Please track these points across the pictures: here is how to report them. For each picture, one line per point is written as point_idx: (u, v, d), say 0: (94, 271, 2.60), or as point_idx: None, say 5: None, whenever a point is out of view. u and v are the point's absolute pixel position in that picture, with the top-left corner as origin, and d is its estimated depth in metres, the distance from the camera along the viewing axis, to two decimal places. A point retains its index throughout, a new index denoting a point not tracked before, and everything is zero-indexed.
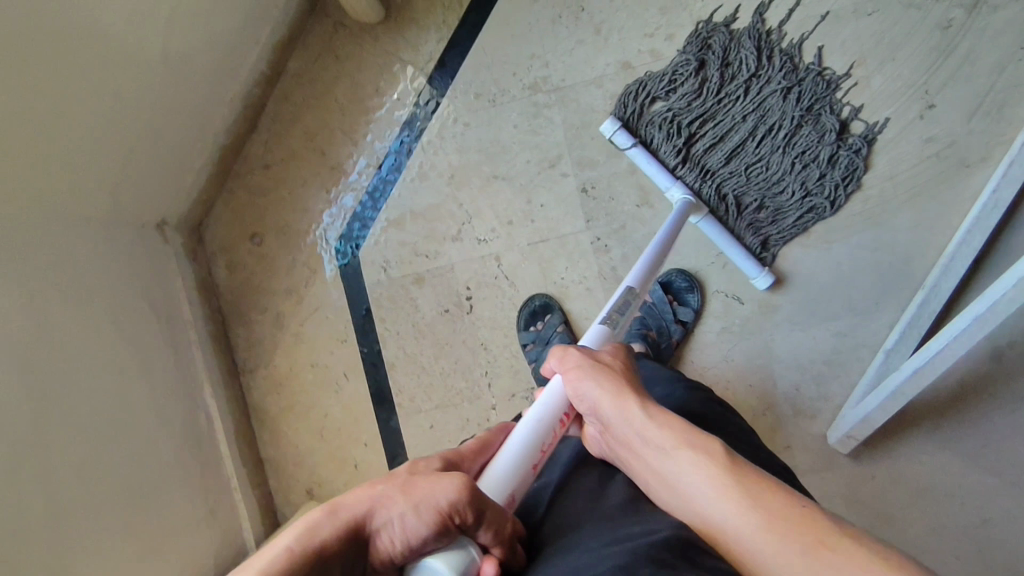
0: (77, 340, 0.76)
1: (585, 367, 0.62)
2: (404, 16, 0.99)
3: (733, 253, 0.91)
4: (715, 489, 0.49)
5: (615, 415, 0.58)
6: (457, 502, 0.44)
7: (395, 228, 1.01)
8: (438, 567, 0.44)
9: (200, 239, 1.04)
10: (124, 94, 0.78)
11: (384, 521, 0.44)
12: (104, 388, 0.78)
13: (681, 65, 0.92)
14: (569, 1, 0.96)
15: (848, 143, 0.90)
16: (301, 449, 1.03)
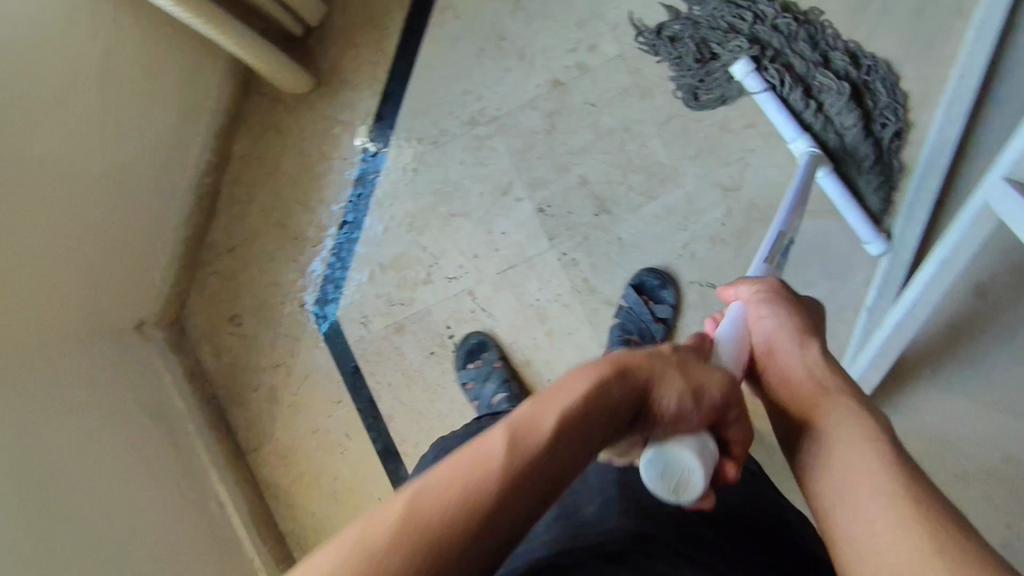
0: (69, 458, 0.76)
1: (774, 297, 0.54)
2: (334, 79, 1.02)
3: (851, 217, 0.86)
4: (881, 474, 0.42)
5: (796, 357, 0.51)
6: (730, 395, 0.44)
7: (367, 282, 1.02)
8: (686, 458, 0.41)
9: (181, 331, 1.06)
10: (70, 208, 0.81)
11: (665, 388, 0.42)
12: (104, 498, 0.78)
13: (681, 50, 0.92)
14: (488, 33, 0.98)
15: (873, 69, 0.89)
16: (318, 517, 1.03)
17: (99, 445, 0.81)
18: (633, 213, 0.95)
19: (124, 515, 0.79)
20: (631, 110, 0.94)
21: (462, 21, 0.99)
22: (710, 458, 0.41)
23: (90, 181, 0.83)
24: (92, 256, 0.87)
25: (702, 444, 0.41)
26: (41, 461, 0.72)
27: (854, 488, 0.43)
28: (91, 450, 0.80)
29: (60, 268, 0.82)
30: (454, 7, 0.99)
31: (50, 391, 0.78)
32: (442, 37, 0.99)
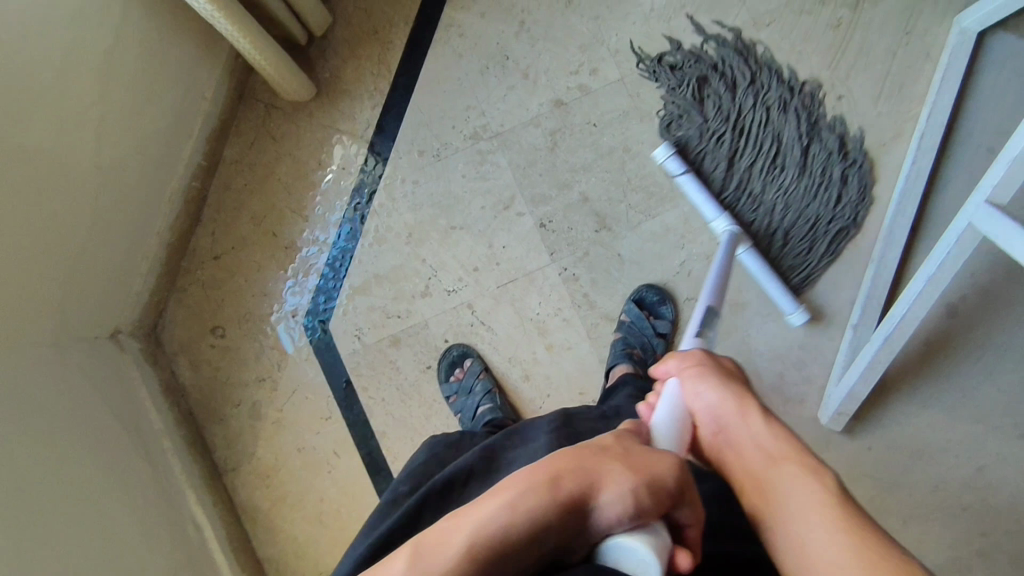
0: (40, 485, 0.69)
1: (704, 369, 0.64)
2: (334, 89, 1.01)
3: (773, 289, 0.92)
4: (816, 506, 0.51)
5: (736, 421, 0.60)
6: (670, 482, 0.44)
7: (361, 294, 1.00)
8: (636, 545, 0.39)
9: (158, 341, 1.00)
10: (57, 209, 0.76)
11: (602, 493, 0.43)
12: (77, 530, 0.71)
13: (678, 85, 0.97)
14: (492, 51, 0.99)
15: (852, 162, 0.96)
16: (302, 540, 0.98)
17: (70, 471, 0.74)
18: (631, 232, 0.97)
19: (99, 547, 0.72)
20: (631, 133, 0.98)
21: (466, 39, 1.00)
22: (663, 546, 0.40)
23: (83, 181, 0.78)
24: (74, 261, 0.81)
25: (654, 533, 0.40)
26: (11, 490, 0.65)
27: (802, 523, 0.50)
28: (60, 477, 0.72)
29: (36, 276, 0.75)
30: (458, 24, 1.00)
31: (21, 410, 0.71)
32: (446, 53, 1.00)
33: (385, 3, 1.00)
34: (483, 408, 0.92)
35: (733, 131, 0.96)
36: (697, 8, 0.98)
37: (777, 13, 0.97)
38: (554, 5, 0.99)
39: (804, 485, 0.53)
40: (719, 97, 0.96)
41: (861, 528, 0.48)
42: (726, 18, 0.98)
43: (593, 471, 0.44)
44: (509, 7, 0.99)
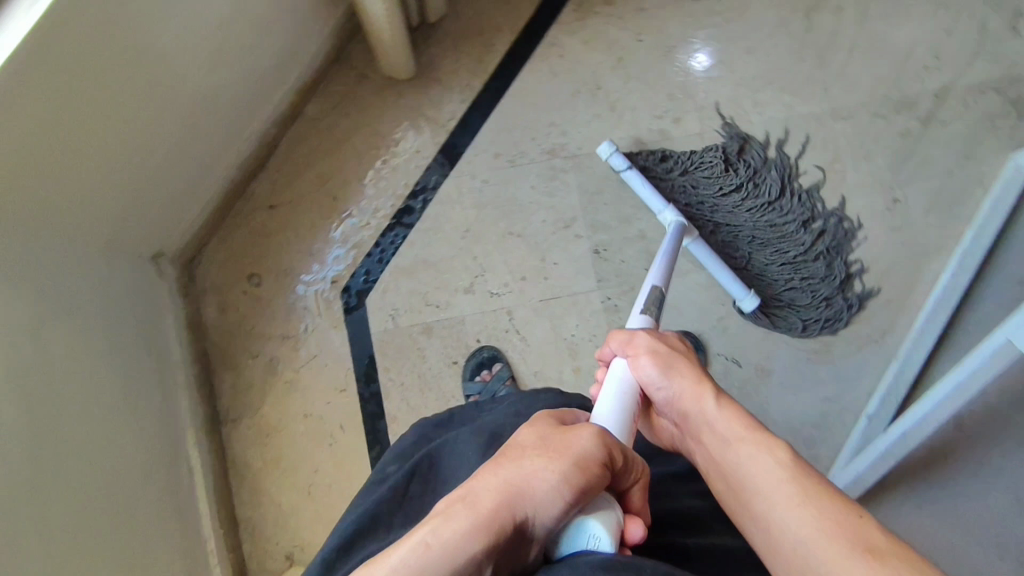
0: (54, 384, 0.66)
1: (658, 354, 0.63)
2: (428, 75, 1.03)
3: (724, 276, 0.95)
4: (770, 480, 0.50)
5: (692, 406, 0.59)
6: (596, 455, 0.45)
7: (405, 275, 1.00)
8: (597, 525, 0.43)
9: (191, 275, 0.98)
10: (151, 120, 0.75)
11: (532, 495, 0.41)
12: (80, 439, 0.67)
13: (720, 154, 1.00)
14: (586, 79, 1.03)
15: (848, 299, 0.99)
16: (285, 508, 0.95)
17: (85, 379, 0.71)
18: (678, 277, 1.01)
19: (94, 463, 0.69)
20: None
21: (565, 61, 1.04)
22: (612, 520, 0.44)
23: (181, 102, 0.78)
24: (147, 176, 0.80)
25: (607, 515, 0.44)
26: (24, 381, 0.62)
27: (761, 499, 0.50)
28: (80, 384, 0.70)
29: (109, 174, 0.74)
30: (559, 46, 1.04)
31: (51, 303, 0.68)
32: (543, 69, 1.03)
33: (496, 12, 1.05)
34: None
35: (717, 196, 0.99)
36: (782, 87, 1.04)
37: (853, 109, 1.04)
38: (654, 52, 1.04)
39: (757, 460, 0.52)
40: (724, 171, 1.00)
41: (816, 496, 0.48)
42: (806, 102, 1.04)
43: (510, 478, 0.42)
44: (611, 43, 1.04)
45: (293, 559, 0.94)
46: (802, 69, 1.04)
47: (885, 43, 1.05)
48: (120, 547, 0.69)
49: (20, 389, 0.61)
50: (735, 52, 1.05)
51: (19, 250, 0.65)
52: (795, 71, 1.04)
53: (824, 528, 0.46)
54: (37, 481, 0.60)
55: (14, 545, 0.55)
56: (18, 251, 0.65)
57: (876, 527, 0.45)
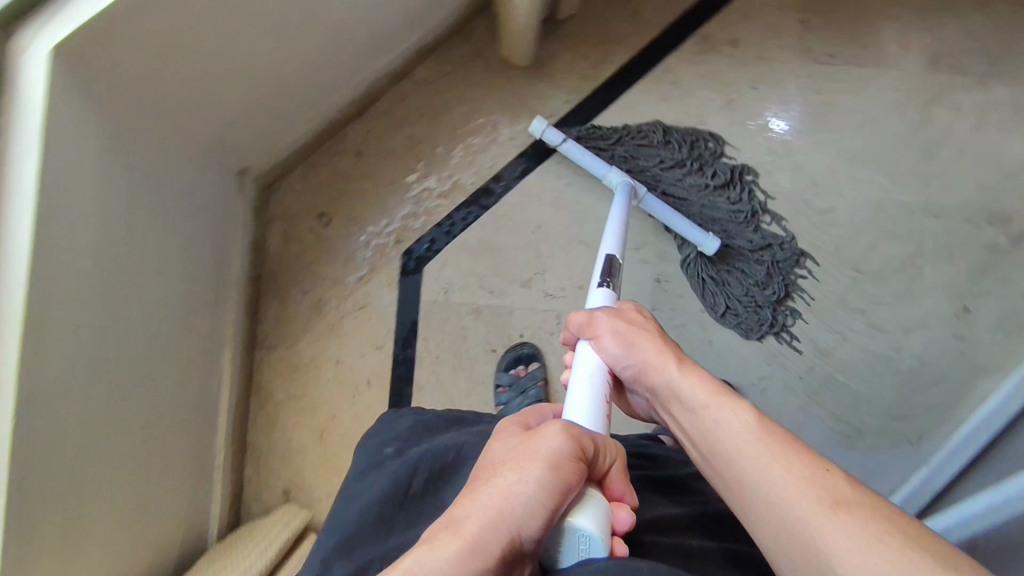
0: (131, 270, 0.67)
1: (620, 331, 0.62)
2: (540, 68, 1.04)
3: (677, 224, 0.95)
4: (737, 443, 0.50)
5: (658, 381, 0.59)
6: (569, 451, 0.44)
7: (467, 253, 1.01)
8: (586, 521, 0.43)
9: (267, 199, 1.00)
10: (281, 44, 0.77)
11: (512, 513, 0.41)
12: (136, 329, 0.69)
13: (668, 138, 1.01)
14: (692, 111, 1.03)
15: (776, 316, 0.99)
16: (294, 444, 0.96)
17: (156, 274, 0.73)
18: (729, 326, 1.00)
19: (142, 355, 0.70)
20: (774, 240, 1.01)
21: (677, 88, 1.04)
22: (599, 513, 0.44)
23: (312, 35, 0.80)
24: (260, 95, 0.82)
25: (592, 508, 0.43)
26: (109, 260, 0.63)
27: (731, 463, 0.50)
28: (151, 275, 0.72)
29: (227, 85, 0.75)
30: (675, 73, 1.04)
31: (146, 192, 0.70)
32: (654, 91, 1.03)
33: (623, 25, 1.05)
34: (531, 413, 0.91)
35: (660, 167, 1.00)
36: (882, 170, 1.03)
37: (947, 210, 1.02)
38: (767, 103, 1.04)
39: (725, 425, 0.52)
40: (668, 147, 1.00)
41: (782, 451, 0.48)
42: (902, 191, 1.03)
43: (486, 503, 0.41)
44: (727, 83, 1.04)
45: (289, 496, 0.95)
46: (908, 157, 1.03)
47: (999, 153, 1.03)
48: (139, 440, 0.70)
49: (103, 268, 0.62)
50: (846, 123, 1.04)
51: (137, 133, 0.67)
52: (899, 158, 1.03)
53: (793, 485, 0.46)
54: (94, 358, 0.61)
55: (57, 411, 0.56)
56: (136, 134, 0.66)
57: (840, 479, 0.45)
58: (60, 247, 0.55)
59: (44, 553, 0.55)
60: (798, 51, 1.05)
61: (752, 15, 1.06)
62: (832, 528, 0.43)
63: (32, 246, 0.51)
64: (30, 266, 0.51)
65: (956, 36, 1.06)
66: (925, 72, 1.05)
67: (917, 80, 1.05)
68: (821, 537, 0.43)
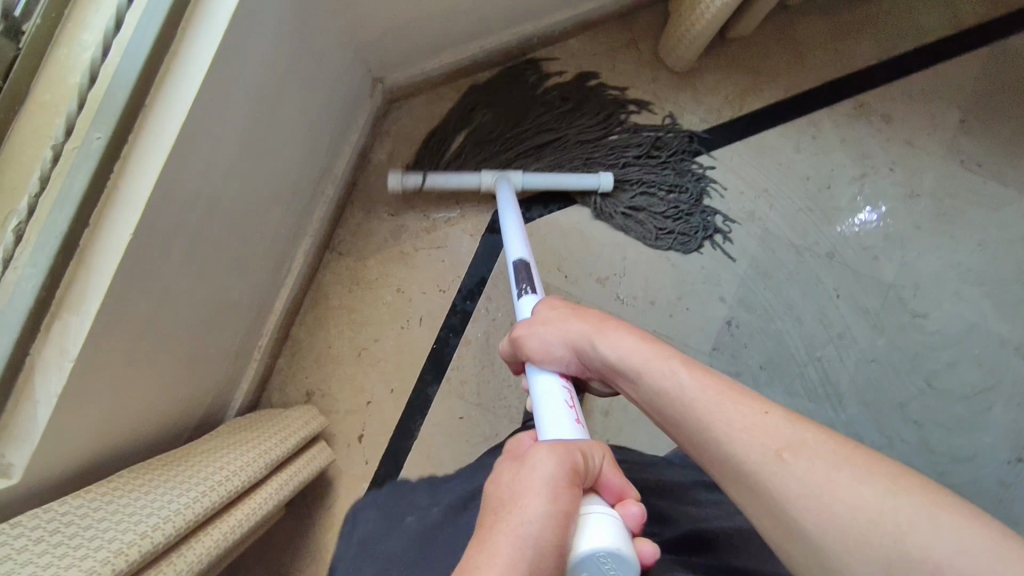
0: (260, 131, 0.68)
1: (541, 329, 0.63)
2: (687, 80, 1.02)
3: (569, 180, 0.95)
4: (675, 404, 0.49)
5: (593, 362, 0.58)
6: (560, 474, 0.42)
7: (555, 232, 1.00)
8: (593, 542, 0.39)
9: (385, 114, 1.00)
10: None
11: (524, 552, 0.37)
12: (245, 188, 0.69)
13: (495, 80, 1.00)
14: (821, 172, 1.01)
15: (706, 220, 0.99)
16: (331, 353, 0.97)
17: (278, 144, 0.73)
18: (782, 391, 0.97)
19: (240, 214, 0.71)
20: (857, 324, 0.98)
21: (814, 144, 1.01)
22: (599, 523, 0.40)
23: None
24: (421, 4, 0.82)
25: (592, 524, 0.40)
26: (248, 114, 0.64)
27: (679, 422, 0.49)
28: (274, 143, 0.72)
29: None
30: (818, 128, 1.01)
31: (296, 61, 0.70)
32: (790, 139, 1.01)
33: (784, 65, 1.03)
34: None
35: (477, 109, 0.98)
36: (988, 293, 0.99)
37: None
38: (898, 189, 1.00)
39: (660, 387, 0.51)
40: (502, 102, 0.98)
41: (717, 401, 0.47)
42: (1000, 321, 0.99)
43: (492, 549, 0.37)
44: (865, 155, 1.01)
45: (310, 399, 0.96)
46: (1018, 291, 0.99)
47: None
48: (212, 293, 0.71)
49: (241, 118, 0.63)
50: (968, 235, 1.00)
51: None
52: (1010, 288, 0.99)
53: (736, 435, 0.44)
54: (204, 200, 0.62)
55: (163, 236, 0.57)
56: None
57: (779, 419, 0.44)
58: (221, 84, 0.57)
59: (110, 363, 0.56)
60: (947, 149, 1.01)
61: (915, 98, 1.02)
62: (783, 476, 0.41)
63: (204, 77, 0.53)
64: (197, 95, 0.53)
65: None
66: None
67: None
68: (776, 487, 0.41)
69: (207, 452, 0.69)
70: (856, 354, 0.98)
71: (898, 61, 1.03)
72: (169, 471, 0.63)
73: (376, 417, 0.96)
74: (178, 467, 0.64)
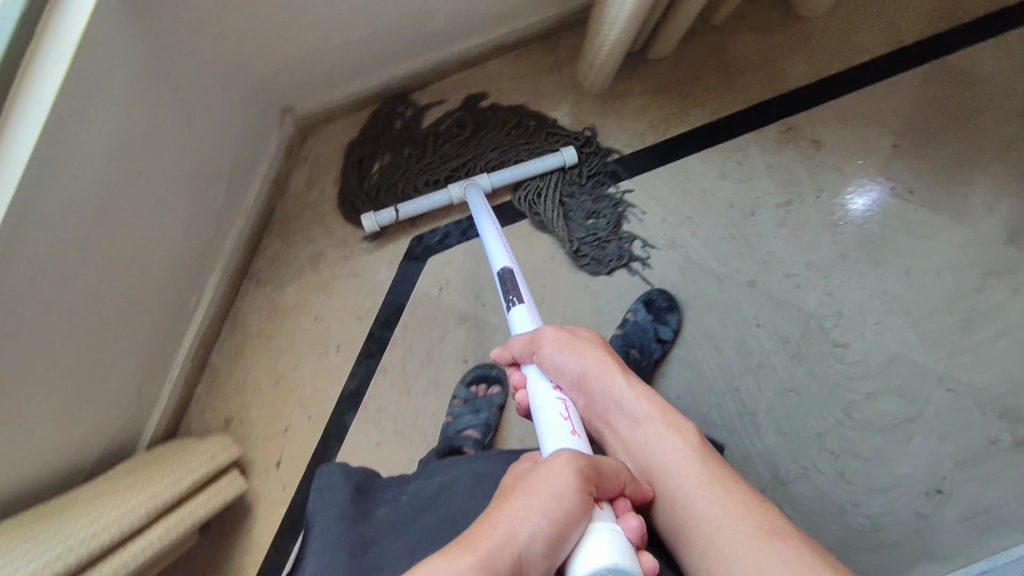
0: (125, 185, 0.68)
1: (563, 341, 0.67)
2: (610, 103, 1.00)
3: (532, 169, 0.95)
4: (678, 460, 0.61)
5: (602, 390, 0.67)
6: (573, 481, 0.49)
7: (474, 259, 0.99)
8: (592, 560, 0.46)
9: (303, 141, 0.99)
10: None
11: (521, 534, 0.45)
12: (114, 238, 0.69)
13: (388, 110, 0.98)
14: (746, 198, 0.98)
15: (622, 248, 0.97)
16: (249, 382, 0.97)
17: (156, 187, 0.73)
18: (699, 422, 0.96)
19: (117, 259, 0.71)
20: (776, 354, 0.97)
21: (740, 170, 0.99)
22: (596, 541, 0.47)
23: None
24: (310, 40, 0.81)
25: (591, 540, 0.47)
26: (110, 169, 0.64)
27: (677, 474, 0.60)
28: (148, 189, 0.71)
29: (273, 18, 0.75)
30: (743, 153, 0.99)
31: (165, 105, 0.69)
32: (714, 165, 0.99)
33: (711, 87, 1.00)
34: (470, 433, 0.91)
35: (382, 154, 0.98)
36: (915, 324, 0.97)
37: (964, 386, 0.96)
38: (824, 217, 0.98)
39: (670, 441, 0.62)
40: (406, 132, 0.98)
41: (718, 475, 0.59)
42: (925, 351, 0.97)
43: (497, 525, 0.46)
44: (791, 181, 0.98)
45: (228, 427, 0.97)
46: (943, 321, 0.97)
47: None
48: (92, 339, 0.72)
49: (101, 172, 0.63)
50: (896, 263, 0.97)
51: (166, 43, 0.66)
52: (936, 319, 0.97)
53: (727, 504, 0.56)
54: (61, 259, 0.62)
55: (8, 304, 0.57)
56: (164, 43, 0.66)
57: (762, 504, 0.57)
58: (63, 151, 0.57)
59: None
60: (876, 174, 0.98)
61: (844, 123, 0.99)
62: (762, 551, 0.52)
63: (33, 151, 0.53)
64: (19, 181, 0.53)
65: None
66: (1000, 242, 0.97)
67: (988, 247, 0.97)
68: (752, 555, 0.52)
69: (90, 499, 0.71)
70: (775, 384, 0.97)
71: (831, 81, 0.99)
72: (35, 527, 0.65)
73: (293, 444, 0.96)
74: (46, 523, 0.66)
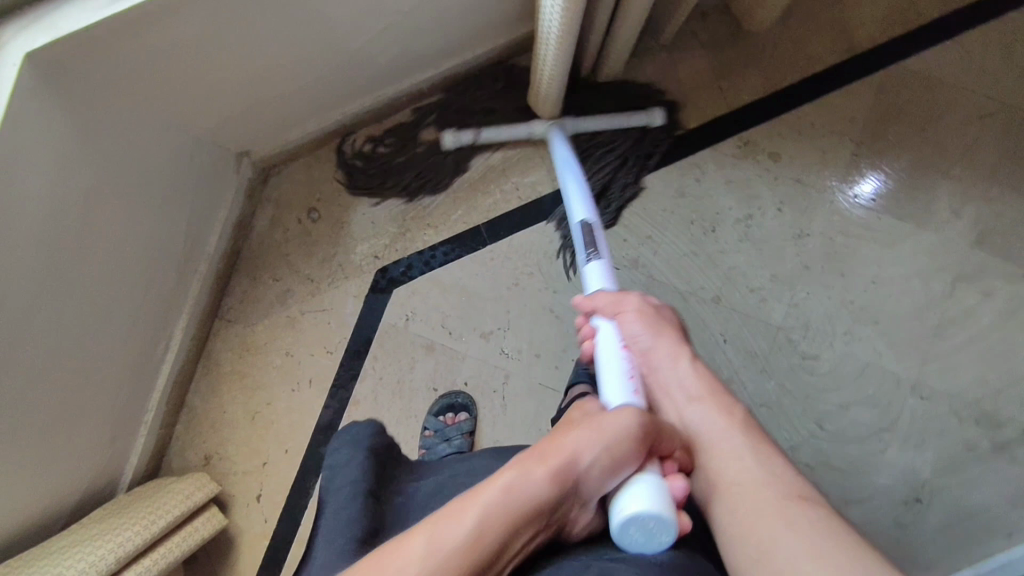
0: (72, 250, 0.70)
1: (638, 312, 0.70)
2: None
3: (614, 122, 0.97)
4: (722, 435, 0.60)
5: (664, 362, 0.67)
6: (632, 427, 0.54)
7: (439, 287, 1.00)
8: (631, 504, 0.50)
9: (264, 182, 1.02)
10: (275, 52, 0.78)
11: (584, 461, 0.50)
12: (68, 299, 0.72)
13: (357, 127, 1.02)
14: (707, 212, 0.98)
15: None
16: (224, 420, 0.99)
17: (106, 245, 0.75)
18: None
19: (73, 318, 0.74)
20: (746, 368, 0.96)
21: (699, 186, 0.98)
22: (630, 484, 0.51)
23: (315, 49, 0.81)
24: (254, 93, 0.83)
25: (634, 479, 0.51)
26: (50, 238, 0.66)
27: (718, 449, 0.60)
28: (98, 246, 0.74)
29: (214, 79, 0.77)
30: (701, 169, 0.98)
31: (110, 167, 0.72)
32: (673, 181, 0.99)
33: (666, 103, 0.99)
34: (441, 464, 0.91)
35: (365, 188, 1.02)
36: (884, 333, 0.96)
37: (937, 393, 0.95)
38: (786, 229, 0.97)
39: (717, 418, 0.62)
40: (383, 142, 1.02)
41: (761, 452, 0.58)
42: (896, 360, 0.96)
43: (566, 445, 0.51)
44: (750, 194, 0.98)
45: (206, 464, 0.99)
46: (911, 329, 0.96)
47: (1013, 350, 0.95)
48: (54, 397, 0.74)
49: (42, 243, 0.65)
50: (861, 273, 0.96)
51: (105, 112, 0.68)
52: (905, 327, 0.96)
53: (762, 479, 0.56)
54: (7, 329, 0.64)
55: None
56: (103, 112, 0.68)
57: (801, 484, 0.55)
58: None
59: None
60: (835, 184, 0.97)
61: (801, 134, 0.98)
62: (792, 519, 0.51)
63: None
64: None
65: (1017, 217, 0.95)
66: (966, 245, 0.95)
67: (954, 251, 0.95)
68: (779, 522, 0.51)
69: (60, 551, 0.74)
70: (746, 399, 0.96)
71: (785, 93, 0.99)
72: None
73: (270, 478, 0.98)
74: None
